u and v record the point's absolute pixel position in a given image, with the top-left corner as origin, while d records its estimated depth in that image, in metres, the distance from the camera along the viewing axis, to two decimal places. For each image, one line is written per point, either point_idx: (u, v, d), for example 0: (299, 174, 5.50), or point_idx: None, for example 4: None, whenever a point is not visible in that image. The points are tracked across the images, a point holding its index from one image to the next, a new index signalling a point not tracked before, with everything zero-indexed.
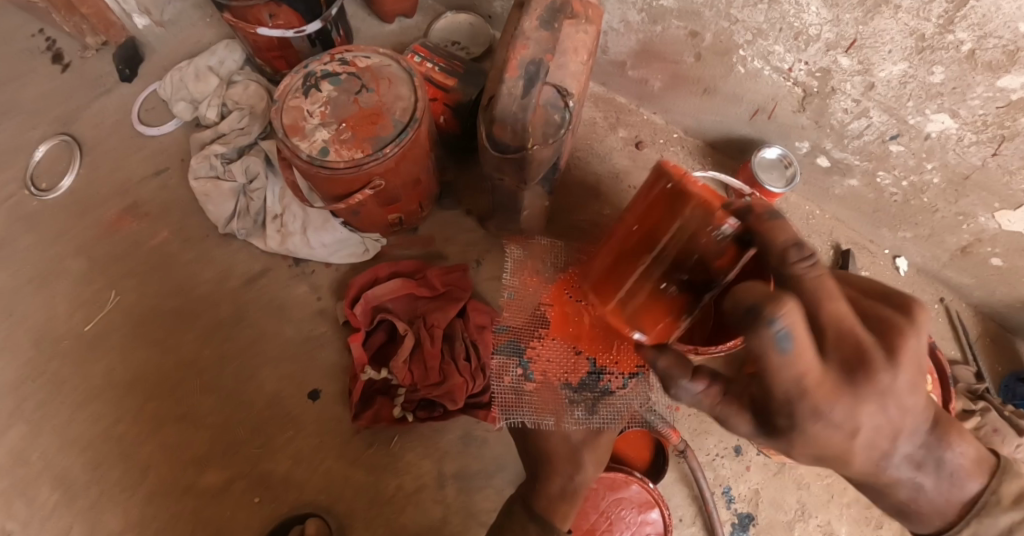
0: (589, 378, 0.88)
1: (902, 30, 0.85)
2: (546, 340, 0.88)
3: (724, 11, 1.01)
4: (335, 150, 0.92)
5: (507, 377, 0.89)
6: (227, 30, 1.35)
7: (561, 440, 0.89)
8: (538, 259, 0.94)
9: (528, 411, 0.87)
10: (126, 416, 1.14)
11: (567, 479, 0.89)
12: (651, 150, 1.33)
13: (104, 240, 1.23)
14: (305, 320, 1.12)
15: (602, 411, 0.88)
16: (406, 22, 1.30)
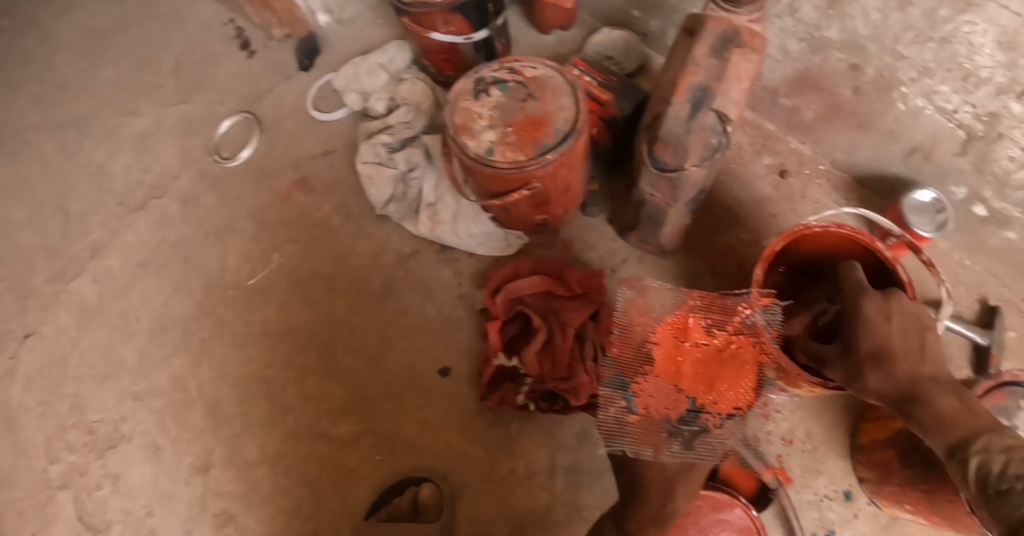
0: (688, 415, 0.97)
1: None
2: (650, 376, 0.98)
3: (890, 47, 1.00)
4: (501, 151, 1.00)
5: (612, 408, 0.98)
6: (397, 31, 1.45)
7: (657, 471, 0.92)
8: (646, 300, 1.04)
9: (629, 440, 0.94)
10: (274, 363, 1.31)
11: (660, 506, 0.90)
12: (795, 179, 1.29)
13: (274, 206, 1.38)
14: (446, 302, 1.22)
15: (698, 448, 0.94)
16: (563, 34, 1.38)
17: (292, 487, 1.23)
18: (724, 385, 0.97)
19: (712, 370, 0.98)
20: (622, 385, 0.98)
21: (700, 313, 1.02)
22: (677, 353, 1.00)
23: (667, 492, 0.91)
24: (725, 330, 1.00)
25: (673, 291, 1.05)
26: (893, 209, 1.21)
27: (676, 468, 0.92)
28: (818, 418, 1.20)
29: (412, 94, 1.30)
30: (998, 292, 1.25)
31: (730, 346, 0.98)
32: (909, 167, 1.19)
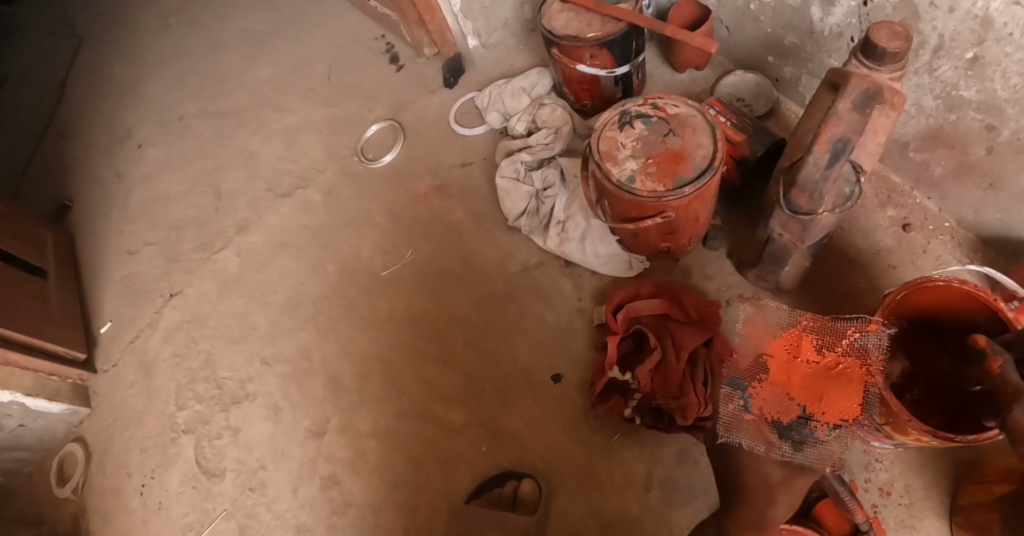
0: (798, 421, 1.03)
1: None
2: (764, 383, 1.07)
3: None
4: (641, 181, 1.12)
5: (731, 405, 1.06)
6: (538, 59, 1.58)
7: (759, 478, 0.99)
8: (764, 315, 1.13)
9: (745, 435, 1.02)
10: (397, 347, 1.46)
11: (761, 509, 0.98)
12: (918, 234, 1.30)
13: (410, 206, 1.54)
14: (565, 313, 1.32)
15: (806, 452, 0.98)
16: (694, 74, 1.48)
17: (400, 462, 1.37)
18: (833, 397, 1.01)
19: (822, 384, 1.03)
20: (735, 387, 1.08)
21: (813, 332, 1.08)
22: (789, 366, 1.07)
23: (767, 499, 0.97)
24: (835, 350, 1.05)
25: (789, 311, 1.12)
26: (1020, 272, 1.17)
27: (778, 478, 0.97)
28: (919, 475, 1.20)
29: (551, 118, 1.41)
30: None
31: (839, 365, 1.03)
32: None
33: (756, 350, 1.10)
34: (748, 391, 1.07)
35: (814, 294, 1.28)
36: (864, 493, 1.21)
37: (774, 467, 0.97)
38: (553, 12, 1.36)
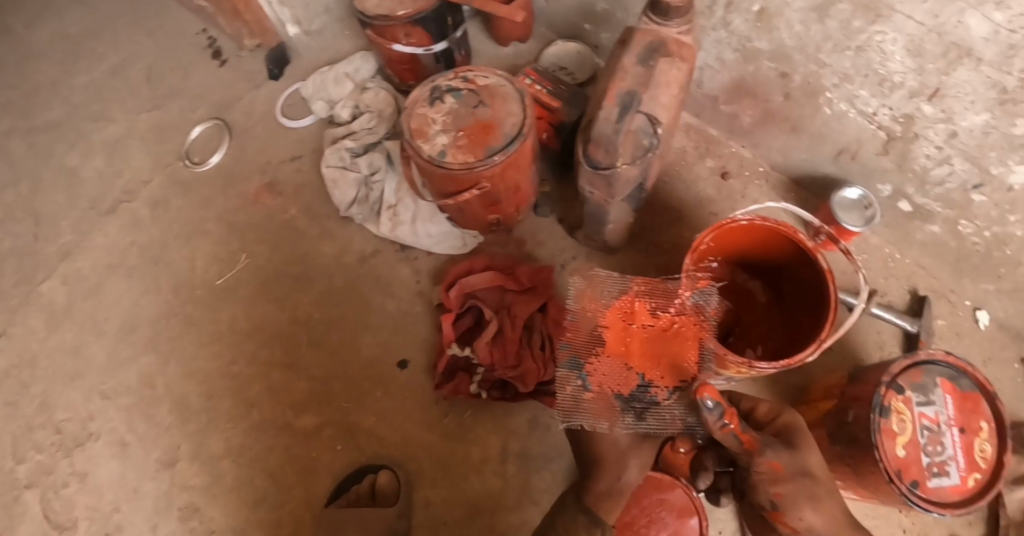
0: (638, 390, 1.00)
1: (985, 83, 0.93)
2: (602, 357, 1.02)
3: (813, 56, 1.11)
4: (452, 154, 1.12)
5: (568, 387, 1.01)
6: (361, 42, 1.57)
7: (610, 445, 0.96)
8: (595, 287, 1.08)
9: (585, 415, 0.97)
10: (240, 358, 1.38)
11: (615, 477, 0.96)
12: (736, 181, 1.39)
13: (243, 209, 1.47)
14: (404, 298, 1.31)
15: (649, 420, 0.97)
16: (519, 46, 1.49)
17: (256, 477, 1.29)
18: (670, 361, 1.01)
19: (659, 348, 1.03)
20: (576, 363, 1.03)
21: (645, 297, 1.07)
22: (625, 333, 1.04)
23: (620, 463, 0.96)
24: (669, 311, 1.04)
25: (620, 279, 1.10)
26: (824, 207, 1.31)
27: (627, 443, 0.96)
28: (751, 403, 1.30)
29: (376, 102, 1.40)
30: (930, 284, 1.38)
31: (674, 326, 1.03)
32: (838, 165, 1.31)
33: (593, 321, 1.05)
34: (589, 366, 1.02)
35: (646, 249, 1.30)
36: None
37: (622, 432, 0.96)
38: None
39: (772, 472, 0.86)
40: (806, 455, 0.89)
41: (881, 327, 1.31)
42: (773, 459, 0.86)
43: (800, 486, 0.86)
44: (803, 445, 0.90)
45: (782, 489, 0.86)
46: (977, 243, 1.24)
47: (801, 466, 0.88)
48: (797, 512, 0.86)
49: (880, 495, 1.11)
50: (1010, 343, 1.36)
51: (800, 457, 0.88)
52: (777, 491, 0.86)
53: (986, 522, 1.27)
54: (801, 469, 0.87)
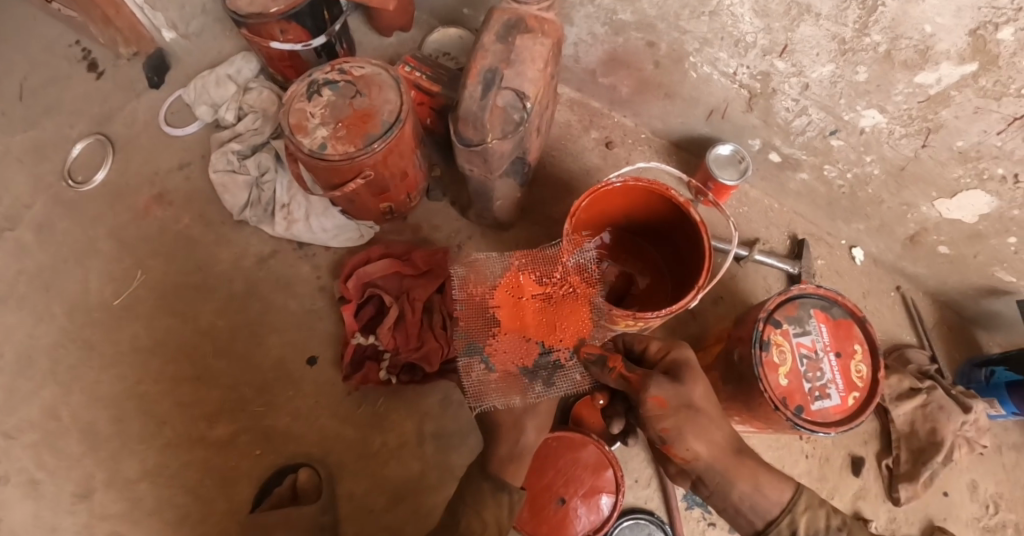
0: (541, 358, 1.07)
1: (826, 35, 1.01)
2: (500, 336, 1.08)
3: (674, 23, 1.17)
4: (332, 145, 1.14)
5: (473, 373, 1.07)
6: (243, 45, 1.63)
7: (505, 409, 0.99)
8: (478, 270, 1.13)
9: (496, 395, 1.02)
10: (147, 377, 1.35)
11: (514, 441, 0.99)
12: (620, 149, 1.50)
13: (136, 223, 1.47)
14: (308, 296, 1.38)
15: (557, 382, 1.04)
16: (403, 35, 1.60)
17: (176, 495, 1.26)
18: (564, 323, 1.08)
19: (551, 315, 1.09)
20: (478, 348, 1.08)
21: (528, 271, 1.12)
22: (517, 307, 1.10)
23: (517, 427, 0.99)
24: (553, 278, 1.11)
25: (500, 257, 1.15)
26: (703, 164, 1.38)
27: (522, 407, 1.00)
28: None
29: (260, 102, 1.47)
30: (808, 228, 1.50)
31: (561, 292, 1.10)
32: (712, 126, 1.39)
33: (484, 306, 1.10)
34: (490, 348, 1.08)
35: (538, 221, 1.42)
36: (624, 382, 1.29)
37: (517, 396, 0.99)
38: None
39: (657, 408, 0.84)
40: (691, 387, 0.86)
41: (767, 273, 1.44)
42: (656, 394, 0.84)
43: (682, 417, 0.84)
44: (688, 376, 0.87)
45: (667, 425, 0.84)
46: (843, 185, 1.33)
47: (682, 398, 0.85)
48: (683, 443, 0.84)
49: (774, 426, 1.13)
50: (883, 275, 1.49)
51: (685, 388, 0.86)
52: (663, 427, 0.84)
53: (878, 440, 1.37)
54: (684, 401, 0.85)
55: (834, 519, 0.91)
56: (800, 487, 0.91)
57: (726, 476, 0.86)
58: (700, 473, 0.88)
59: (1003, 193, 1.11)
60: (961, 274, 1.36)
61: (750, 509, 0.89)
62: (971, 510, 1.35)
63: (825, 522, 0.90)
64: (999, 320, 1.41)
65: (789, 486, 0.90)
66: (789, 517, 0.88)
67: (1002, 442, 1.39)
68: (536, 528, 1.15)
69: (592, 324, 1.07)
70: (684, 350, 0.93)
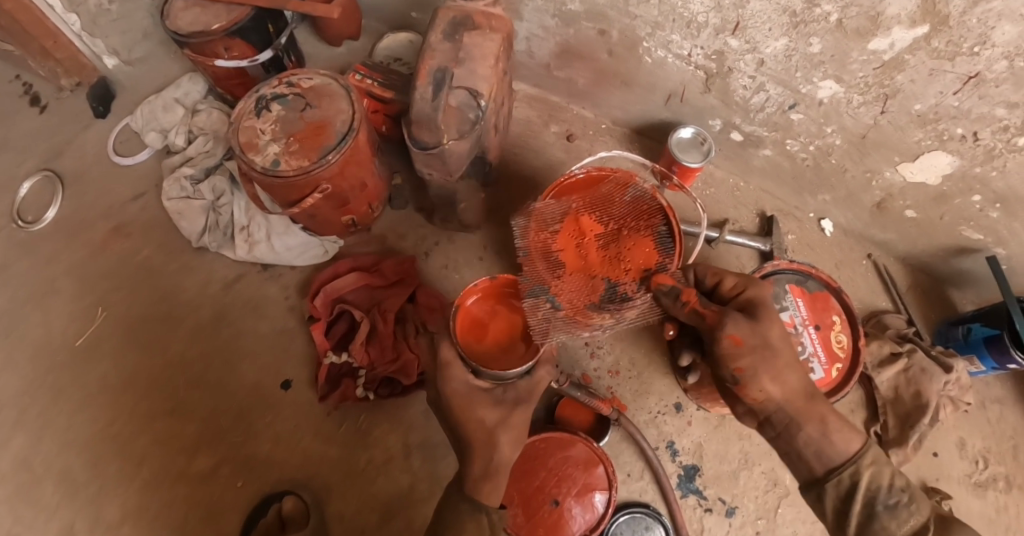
0: (607, 293, 1.04)
1: (776, 9, 1.01)
2: (565, 277, 1.07)
3: (624, 9, 1.16)
4: (286, 161, 1.11)
5: (540, 314, 1.04)
6: (190, 66, 1.59)
7: (477, 426, 0.97)
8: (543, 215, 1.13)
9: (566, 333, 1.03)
10: (118, 417, 1.29)
11: (488, 458, 0.95)
12: (582, 141, 1.48)
13: (94, 258, 1.42)
14: (278, 317, 1.34)
15: (538, 372, 1.05)
16: (353, 44, 1.58)
17: None
18: (628, 255, 1.06)
19: (614, 251, 1.08)
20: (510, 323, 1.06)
21: (587, 212, 1.11)
22: (580, 248, 1.09)
23: (490, 442, 0.96)
24: (611, 220, 1.10)
25: (557, 202, 1.14)
26: (666, 150, 1.36)
27: (495, 419, 0.98)
28: (638, 348, 1.33)
29: (209, 123, 1.44)
30: (776, 205, 1.50)
31: (621, 231, 1.09)
32: (671, 110, 1.38)
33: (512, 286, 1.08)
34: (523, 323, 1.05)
35: (506, 221, 1.39)
36: (598, 381, 1.29)
37: (487, 410, 0.98)
38: (177, 10, 1.33)
39: (732, 346, 0.84)
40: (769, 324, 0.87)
41: (738, 252, 1.43)
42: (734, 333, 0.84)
43: (760, 357, 0.84)
44: (766, 316, 0.87)
45: (742, 363, 0.84)
46: (806, 158, 1.33)
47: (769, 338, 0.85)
48: (757, 384, 0.84)
49: (759, 406, 1.13)
50: (854, 244, 1.49)
51: (763, 327, 0.86)
52: (738, 365, 0.85)
53: (865, 408, 1.37)
54: (762, 342, 0.85)
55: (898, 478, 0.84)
56: (871, 441, 0.85)
57: (794, 419, 0.86)
58: (768, 414, 0.88)
59: (964, 152, 1.11)
60: (929, 236, 1.37)
61: (816, 455, 0.86)
62: (962, 467, 1.35)
63: (890, 481, 0.83)
64: (969, 278, 1.42)
65: (862, 437, 0.86)
66: (854, 469, 0.84)
67: (985, 398, 1.41)
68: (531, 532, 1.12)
69: (659, 256, 1.04)
70: (757, 289, 0.93)
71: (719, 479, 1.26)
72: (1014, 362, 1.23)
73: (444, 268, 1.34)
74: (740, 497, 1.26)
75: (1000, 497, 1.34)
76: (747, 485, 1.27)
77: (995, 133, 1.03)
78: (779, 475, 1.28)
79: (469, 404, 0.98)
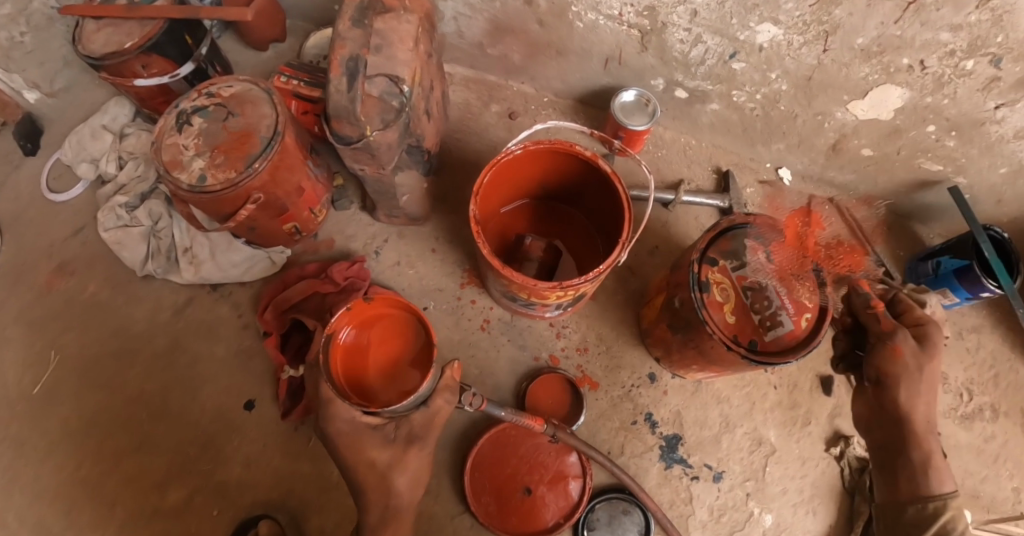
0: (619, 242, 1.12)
1: None
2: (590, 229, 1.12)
3: None
4: (212, 175, 1.06)
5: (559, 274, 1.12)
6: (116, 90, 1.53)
7: (369, 469, 0.92)
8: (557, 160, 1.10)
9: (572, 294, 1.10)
10: (86, 460, 1.23)
11: (384, 502, 0.92)
12: (525, 117, 1.44)
13: (40, 301, 1.35)
14: (233, 337, 1.30)
15: (436, 401, 0.96)
16: (279, 46, 1.53)
17: None
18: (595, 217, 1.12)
19: None
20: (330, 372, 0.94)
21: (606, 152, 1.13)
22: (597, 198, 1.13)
23: (385, 483, 0.92)
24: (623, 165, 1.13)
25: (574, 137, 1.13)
26: (610, 116, 1.32)
27: (386, 461, 0.92)
28: (604, 322, 1.30)
29: (140, 146, 1.39)
30: (730, 159, 1.46)
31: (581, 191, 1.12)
32: (611, 75, 1.34)
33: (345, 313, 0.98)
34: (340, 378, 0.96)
35: (455, 209, 1.35)
36: (567, 361, 1.26)
37: (378, 450, 0.92)
38: (88, 33, 1.26)
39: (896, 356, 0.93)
40: (935, 364, 0.93)
41: (697, 212, 1.41)
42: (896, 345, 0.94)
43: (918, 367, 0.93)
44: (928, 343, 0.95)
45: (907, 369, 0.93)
46: (755, 107, 1.29)
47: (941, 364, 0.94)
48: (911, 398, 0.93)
49: (731, 367, 1.08)
50: (813, 190, 1.46)
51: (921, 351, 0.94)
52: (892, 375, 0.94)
53: None
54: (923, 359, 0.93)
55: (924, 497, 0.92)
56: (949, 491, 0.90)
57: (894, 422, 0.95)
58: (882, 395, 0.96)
59: (913, 83, 1.08)
60: (888, 173, 1.34)
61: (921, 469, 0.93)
62: (946, 401, 1.34)
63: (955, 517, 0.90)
64: (932, 211, 1.40)
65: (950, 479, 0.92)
66: (942, 504, 0.90)
67: (962, 328, 1.40)
68: (505, 521, 1.10)
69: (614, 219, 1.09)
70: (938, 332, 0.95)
71: (702, 445, 1.24)
72: (987, 290, 1.22)
73: (396, 266, 1.30)
74: (726, 460, 1.24)
75: (987, 426, 1.33)
76: (731, 448, 1.25)
77: (941, 59, 1.01)
78: (762, 433, 1.27)
79: (360, 444, 0.92)
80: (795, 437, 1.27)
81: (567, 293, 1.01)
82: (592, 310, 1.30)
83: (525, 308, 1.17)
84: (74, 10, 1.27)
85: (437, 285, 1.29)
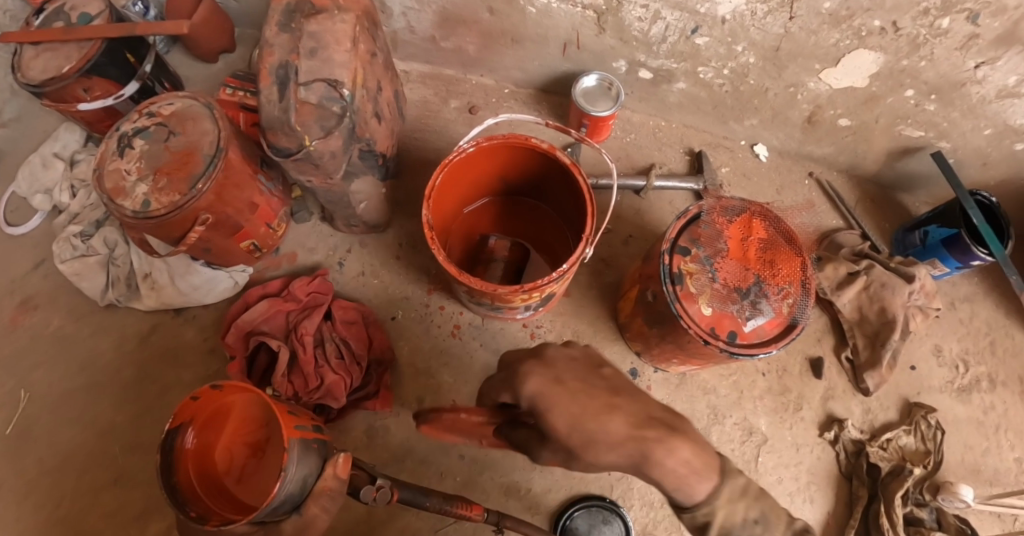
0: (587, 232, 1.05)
1: None
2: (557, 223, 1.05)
3: None
4: (156, 199, 1.02)
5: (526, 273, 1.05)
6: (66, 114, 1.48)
7: None
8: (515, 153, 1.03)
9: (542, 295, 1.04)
10: (63, 498, 1.20)
11: None
12: (486, 111, 1.39)
13: (5, 340, 1.31)
14: (200, 363, 1.27)
15: (310, 508, 0.82)
16: (230, 57, 1.48)
17: None
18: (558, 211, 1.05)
19: None
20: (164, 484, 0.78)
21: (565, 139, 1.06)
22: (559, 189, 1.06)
23: None
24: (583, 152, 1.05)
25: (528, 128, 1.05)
26: (572, 103, 1.27)
27: None
28: (580, 320, 1.25)
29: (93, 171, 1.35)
30: (704, 139, 1.41)
31: None
32: (572, 60, 1.29)
33: (180, 408, 0.82)
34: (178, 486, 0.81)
35: (418, 213, 1.31)
36: None
37: None
38: (26, 60, 1.21)
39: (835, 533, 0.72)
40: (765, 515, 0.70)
41: (672, 197, 1.35)
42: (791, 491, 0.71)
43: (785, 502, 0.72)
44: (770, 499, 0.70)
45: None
46: (723, 83, 1.23)
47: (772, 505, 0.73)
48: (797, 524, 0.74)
49: (711, 358, 1.03)
50: (792, 165, 1.40)
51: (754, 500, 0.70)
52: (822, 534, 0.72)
53: (832, 333, 1.29)
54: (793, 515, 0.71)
55: (755, 509, 0.73)
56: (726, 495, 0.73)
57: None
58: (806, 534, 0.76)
59: (887, 46, 1.02)
60: (868, 142, 1.28)
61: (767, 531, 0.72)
62: (942, 375, 1.29)
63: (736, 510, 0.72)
64: (917, 178, 1.34)
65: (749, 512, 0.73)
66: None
67: (954, 299, 1.35)
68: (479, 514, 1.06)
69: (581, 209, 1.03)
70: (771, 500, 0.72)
71: None
72: (978, 258, 1.16)
73: (362, 276, 1.26)
74: None
75: (986, 398, 1.28)
76: (721, 440, 1.21)
77: (915, 19, 0.95)
78: (753, 421, 1.22)
79: None
80: (787, 423, 1.23)
81: (533, 295, 0.96)
82: (566, 308, 1.26)
83: (494, 311, 1.13)
84: (10, 37, 1.21)
85: (405, 294, 1.25)
